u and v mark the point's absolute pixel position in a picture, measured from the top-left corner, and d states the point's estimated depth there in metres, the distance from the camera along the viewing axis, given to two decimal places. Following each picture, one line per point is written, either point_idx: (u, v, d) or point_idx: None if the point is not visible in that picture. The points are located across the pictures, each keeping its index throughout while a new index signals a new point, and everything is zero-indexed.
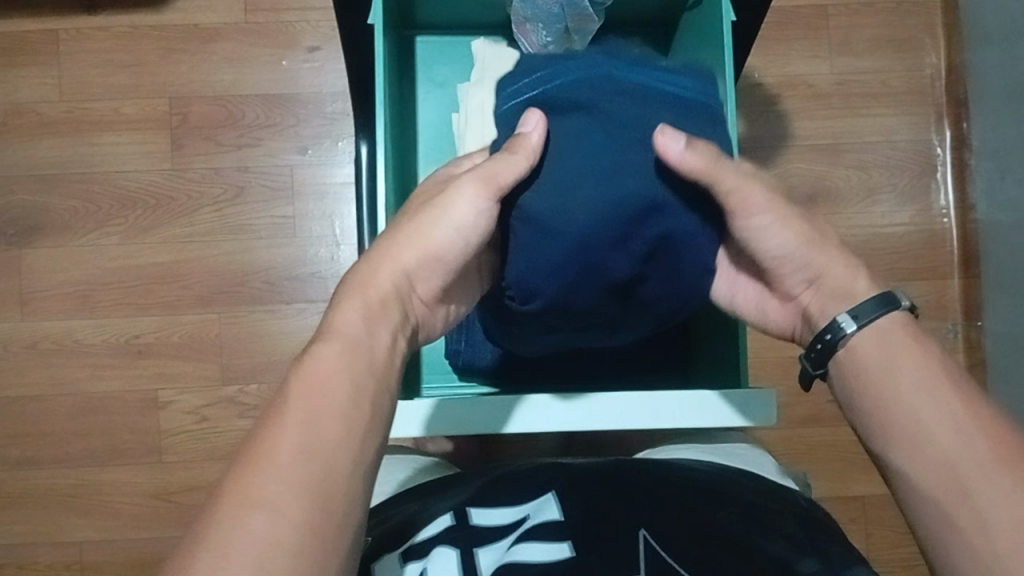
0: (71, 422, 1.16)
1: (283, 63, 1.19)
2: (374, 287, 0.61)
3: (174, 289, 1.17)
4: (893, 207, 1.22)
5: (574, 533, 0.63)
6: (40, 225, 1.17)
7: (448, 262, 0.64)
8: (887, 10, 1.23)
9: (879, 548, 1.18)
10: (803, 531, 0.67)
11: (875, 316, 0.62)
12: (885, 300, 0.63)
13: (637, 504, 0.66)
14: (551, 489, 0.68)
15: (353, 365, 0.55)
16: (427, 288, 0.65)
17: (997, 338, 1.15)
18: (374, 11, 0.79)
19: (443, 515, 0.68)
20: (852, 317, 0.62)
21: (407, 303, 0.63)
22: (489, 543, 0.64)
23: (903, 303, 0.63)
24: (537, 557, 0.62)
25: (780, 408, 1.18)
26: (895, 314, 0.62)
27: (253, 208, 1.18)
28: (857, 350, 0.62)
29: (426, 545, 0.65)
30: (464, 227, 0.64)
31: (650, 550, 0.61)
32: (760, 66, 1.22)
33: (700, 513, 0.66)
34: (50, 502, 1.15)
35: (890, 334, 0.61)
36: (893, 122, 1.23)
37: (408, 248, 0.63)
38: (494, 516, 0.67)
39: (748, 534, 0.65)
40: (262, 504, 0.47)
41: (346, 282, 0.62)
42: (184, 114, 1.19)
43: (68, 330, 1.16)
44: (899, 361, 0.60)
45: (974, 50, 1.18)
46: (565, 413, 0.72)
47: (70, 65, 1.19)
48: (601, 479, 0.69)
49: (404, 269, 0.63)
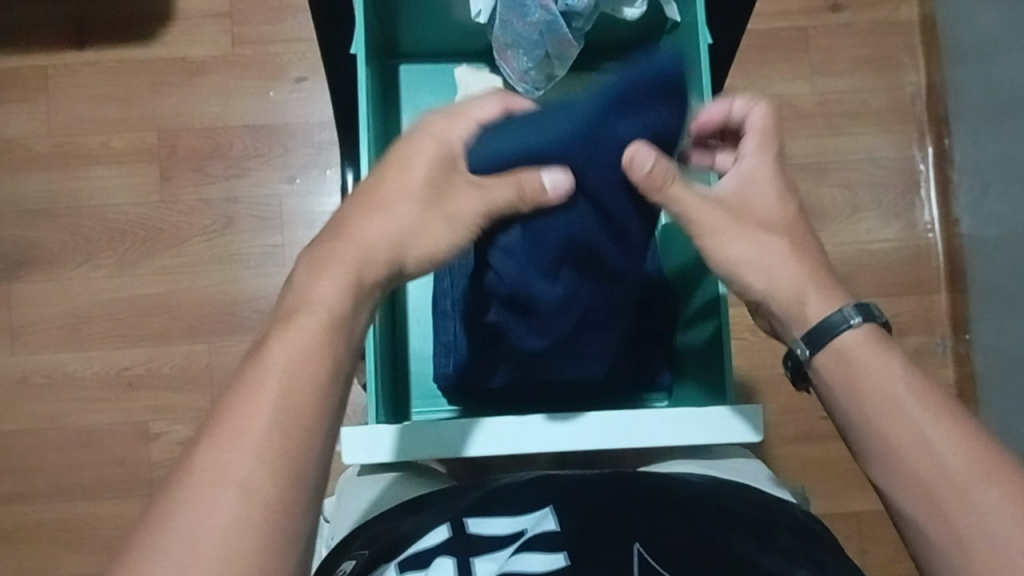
0: (63, 456, 1.15)
1: (271, 94, 1.20)
2: (368, 265, 0.58)
3: (164, 319, 1.17)
4: (879, 224, 1.23)
5: (572, 544, 0.62)
6: (30, 259, 1.18)
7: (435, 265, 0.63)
8: (866, 30, 1.25)
9: (875, 565, 1.17)
10: (800, 544, 0.64)
11: (826, 340, 0.60)
12: (831, 322, 0.60)
13: (640, 511, 0.65)
14: (550, 503, 0.66)
15: (322, 345, 0.52)
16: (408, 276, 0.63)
17: (985, 352, 1.16)
18: (356, 40, 0.80)
19: (441, 524, 0.66)
20: (805, 343, 0.61)
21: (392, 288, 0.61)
22: (487, 552, 0.63)
23: (855, 321, 0.60)
24: (535, 568, 0.60)
25: (771, 426, 1.19)
26: (847, 335, 0.60)
27: (242, 238, 1.18)
28: (820, 376, 0.61)
29: (424, 555, 0.64)
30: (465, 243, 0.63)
31: (643, 563, 0.61)
32: (743, 87, 1.23)
33: (695, 523, 0.64)
34: (41, 537, 1.14)
35: (850, 355, 0.59)
36: (875, 140, 1.24)
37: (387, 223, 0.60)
38: (492, 525, 0.65)
39: (737, 542, 0.63)
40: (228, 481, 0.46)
41: (335, 254, 0.57)
42: (173, 146, 1.19)
43: (59, 363, 1.16)
44: (872, 379, 0.58)
45: (952, 68, 1.19)
46: (545, 429, 0.73)
47: (58, 100, 1.20)
48: (597, 491, 0.67)
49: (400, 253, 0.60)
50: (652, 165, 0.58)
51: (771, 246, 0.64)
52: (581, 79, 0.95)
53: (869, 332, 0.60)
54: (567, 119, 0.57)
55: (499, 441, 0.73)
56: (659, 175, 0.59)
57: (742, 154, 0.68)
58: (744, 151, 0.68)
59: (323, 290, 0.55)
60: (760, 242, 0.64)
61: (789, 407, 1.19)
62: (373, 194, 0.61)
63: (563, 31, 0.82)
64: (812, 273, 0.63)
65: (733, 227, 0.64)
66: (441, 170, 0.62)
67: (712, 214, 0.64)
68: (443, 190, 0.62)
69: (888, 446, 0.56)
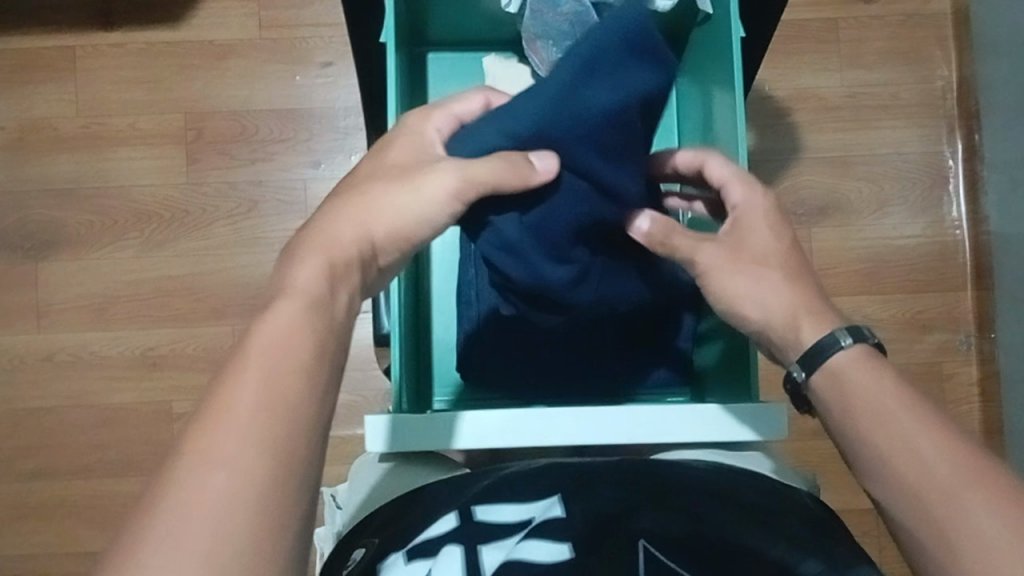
0: (87, 434, 1.17)
1: (297, 78, 1.21)
2: (337, 246, 0.56)
3: (189, 301, 1.18)
4: (905, 220, 1.22)
5: (576, 533, 0.59)
6: (57, 239, 1.19)
7: (413, 242, 0.60)
8: (897, 22, 1.24)
9: (892, 562, 1.17)
10: (811, 533, 0.63)
11: (819, 361, 0.58)
12: (822, 345, 0.58)
13: (651, 505, 0.63)
14: (558, 492, 0.64)
15: (313, 324, 0.50)
16: (391, 261, 0.60)
17: (1011, 351, 1.14)
18: (387, 29, 0.80)
19: (449, 513, 0.65)
20: (800, 367, 0.59)
21: (367, 268, 0.57)
22: (494, 540, 0.61)
23: (846, 342, 0.58)
24: (541, 557, 0.58)
25: (791, 420, 1.18)
26: (840, 356, 0.58)
27: (266, 222, 1.19)
28: (817, 398, 0.59)
29: (433, 543, 0.62)
30: (438, 212, 0.60)
31: (651, 560, 0.58)
32: (770, 79, 1.22)
33: (706, 516, 0.62)
34: (65, 513, 1.16)
35: (843, 372, 0.57)
36: (903, 134, 1.23)
37: (360, 207, 0.59)
38: (501, 514, 0.64)
39: (751, 536, 0.61)
40: (221, 461, 0.42)
41: (303, 239, 0.56)
42: (199, 129, 1.20)
43: (85, 342, 1.18)
44: (867, 391, 0.55)
45: (985, 62, 1.18)
46: (564, 418, 0.73)
47: (87, 81, 1.21)
48: (607, 480, 0.65)
49: (371, 235, 0.58)
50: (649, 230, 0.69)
51: (765, 274, 0.63)
52: None
53: (862, 351, 0.57)
54: (539, 94, 0.63)
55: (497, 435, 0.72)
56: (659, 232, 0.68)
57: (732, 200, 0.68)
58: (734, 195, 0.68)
59: (304, 275, 0.52)
60: (759, 277, 0.63)
61: None
62: (347, 188, 0.62)
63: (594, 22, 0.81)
64: (804, 293, 0.63)
65: (734, 265, 0.65)
66: (413, 158, 0.63)
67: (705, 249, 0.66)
68: (412, 168, 0.62)
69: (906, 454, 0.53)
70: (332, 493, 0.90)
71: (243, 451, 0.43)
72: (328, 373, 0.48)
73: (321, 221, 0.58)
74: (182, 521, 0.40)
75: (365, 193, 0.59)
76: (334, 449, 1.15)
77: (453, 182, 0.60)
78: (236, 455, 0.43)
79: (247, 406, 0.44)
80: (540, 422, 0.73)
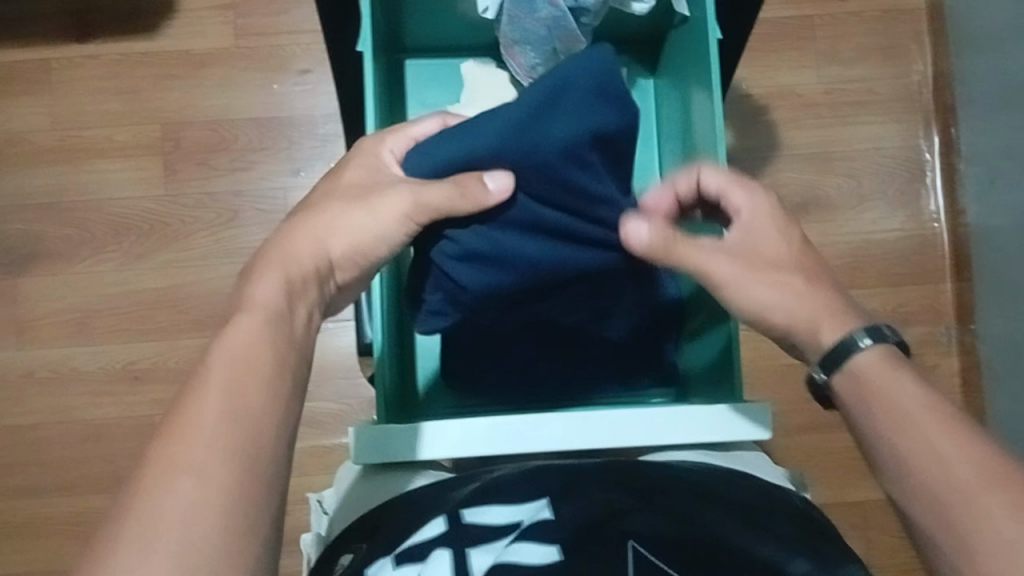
0: (71, 450, 1.16)
1: (275, 86, 1.20)
2: (295, 259, 0.60)
3: (171, 313, 1.17)
4: (884, 214, 1.23)
5: (564, 535, 0.61)
6: (36, 253, 1.18)
7: (368, 261, 0.65)
8: (872, 18, 1.25)
9: (879, 554, 1.18)
10: (799, 530, 0.63)
11: (842, 362, 0.58)
12: (843, 346, 0.58)
13: (639, 504, 0.62)
14: (547, 493, 0.64)
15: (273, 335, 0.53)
16: (347, 275, 0.65)
17: (991, 341, 1.16)
18: (364, 37, 0.80)
19: (437, 515, 0.65)
20: (822, 369, 0.59)
21: (324, 282, 0.62)
22: (483, 543, 0.62)
23: (866, 343, 0.58)
24: (526, 560, 0.60)
25: (776, 416, 1.19)
26: (862, 357, 0.57)
27: (247, 231, 1.18)
28: (838, 397, 0.58)
29: (422, 548, 0.62)
30: (388, 234, 0.65)
31: (638, 558, 0.60)
32: (748, 77, 1.23)
33: (691, 513, 0.63)
34: (49, 530, 1.15)
35: (863, 373, 0.57)
36: (881, 129, 1.24)
37: (311, 226, 0.63)
38: (490, 515, 0.64)
39: (734, 533, 0.61)
40: (186, 466, 0.44)
41: (263, 254, 0.61)
42: (177, 139, 1.19)
43: (66, 357, 1.17)
44: (880, 390, 0.55)
45: (959, 56, 1.19)
46: (545, 425, 0.74)
47: (62, 94, 1.19)
48: (597, 476, 0.65)
49: (326, 251, 0.63)
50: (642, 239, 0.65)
51: (787, 275, 0.64)
52: None
53: (883, 352, 0.57)
54: (495, 124, 0.64)
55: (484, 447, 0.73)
56: (660, 240, 0.65)
57: (737, 203, 0.69)
58: (738, 199, 0.69)
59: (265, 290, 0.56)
60: (777, 281, 0.64)
61: (795, 398, 1.19)
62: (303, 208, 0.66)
63: (572, 26, 0.81)
64: (826, 296, 0.62)
65: (752, 274, 0.64)
66: (370, 180, 0.67)
67: (686, 250, 0.65)
68: (368, 190, 0.66)
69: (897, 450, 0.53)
70: (317, 497, 0.89)
71: (207, 455, 0.45)
72: (290, 380, 0.51)
73: (280, 237, 0.62)
74: (153, 522, 0.42)
75: (315, 211, 0.65)
76: (321, 458, 1.14)
77: (399, 203, 0.64)
78: (203, 459, 0.45)
79: (212, 416, 0.47)
80: (526, 431, 0.73)
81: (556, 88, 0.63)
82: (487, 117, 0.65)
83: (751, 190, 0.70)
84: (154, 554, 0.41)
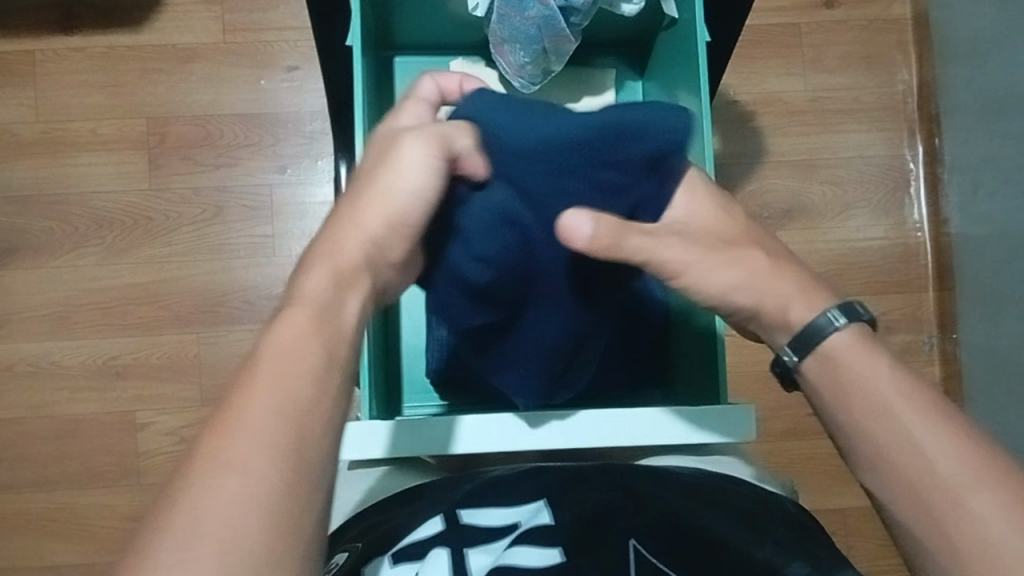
0: (50, 446, 1.14)
1: (262, 82, 1.19)
2: (343, 252, 0.58)
3: (153, 309, 1.16)
4: (869, 221, 1.24)
5: (566, 538, 0.60)
6: (16, 246, 1.17)
7: (409, 225, 0.61)
8: (858, 27, 1.26)
9: (861, 560, 1.18)
10: (791, 535, 0.63)
11: (813, 343, 0.59)
12: (816, 326, 0.59)
13: (634, 509, 0.63)
14: (544, 496, 0.64)
15: (320, 330, 0.51)
16: (399, 254, 0.61)
17: (971, 350, 1.17)
18: (353, 32, 0.80)
19: (433, 517, 0.64)
20: (792, 350, 0.60)
21: (377, 268, 0.60)
22: (482, 544, 0.61)
23: (840, 323, 0.59)
24: (529, 563, 0.58)
25: (760, 422, 1.19)
26: (837, 337, 0.58)
27: (232, 228, 1.18)
28: (809, 379, 0.59)
29: (418, 547, 0.62)
30: (419, 185, 0.61)
31: (640, 559, 0.59)
32: (735, 83, 1.24)
33: (688, 514, 0.63)
34: (26, 527, 1.13)
35: (837, 355, 0.58)
36: (866, 137, 1.25)
37: (349, 217, 0.60)
38: (487, 517, 0.63)
39: (736, 535, 0.61)
40: (234, 466, 0.43)
41: (311, 250, 0.58)
42: (162, 134, 1.18)
43: (45, 352, 1.15)
44: (856, 374, 0.56)
45: (944, 67, 1.20)
46: (535, 426, 0.73)
47: (45, 86, 1.18)
48: (591, 483, 0.65)
49: (366, 231, 0.59)
50: (599, 221, 0.58)
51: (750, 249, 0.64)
52: (578, 76, 0.94)
53: (856, 331, 0.58)
54: (566, 123, 0.58)
55: (490, 439, 0.73)
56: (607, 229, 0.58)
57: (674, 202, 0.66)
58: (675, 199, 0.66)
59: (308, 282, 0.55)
60: (744, 262, 0.63)
61: (780, 403, 1.20)
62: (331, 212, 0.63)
63: (561, 26, 0.81)
64: (800, 278, 0.63)
65: (710, 257, 0.63)
66: (385, 139, 0.63)
67: (637, 237, 0.60)
68: (383, 152, 0.63)
69: (890, 451, 0.53)
70: None
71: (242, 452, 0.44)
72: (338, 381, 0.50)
73: (327, 234, 0.60)
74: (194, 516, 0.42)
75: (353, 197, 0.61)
76: None
77: (424, 146, 0.61)
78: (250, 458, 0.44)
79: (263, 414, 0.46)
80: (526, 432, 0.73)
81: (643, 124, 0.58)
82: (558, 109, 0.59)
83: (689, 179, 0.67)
84: (197, 552, 0.40)
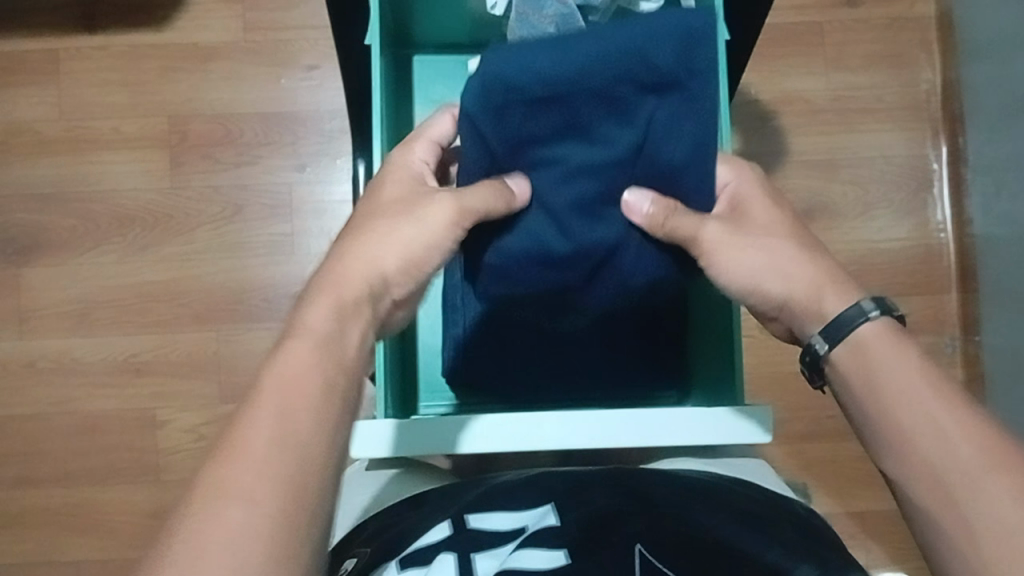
0: (69, 441, 1.16)
1: (281, 81, 1.20)
2: (347, 284, 0.59)
3: (171, 307, 1.17)
4: (891, 222, 1.22)
5: (571, 540, 0.59)
6: (39, 243, 1.18)
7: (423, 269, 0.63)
8: (882, 26, 1.24)
9: (882, 565, 1.17)
10: (805, 542, 0.62)
11: (844, 334, 0.60)
12: (847, 318, 0.60)
13: (639, 512, 0.62)
14: (551, 501, 0.64)
15: (323, 358, 0.53)
16: (400, 293, 0.63)
17: (995, 353, 1.15)
18: (371, 30, 0.80)
19: (442, 522, 0.64)
20: (823, 338, 0.60)
21: (378, 304, 0.61)
22: (488, 549, 0.60)
23: (873, 314, 0.59)
24: (534, 565, 0.58)
25: (779, 423, 1.19)
26: (867, 327, 0.59)
27: (251, 227, 1.18)
28: (840, 369, 0.60)
29: (426, 553, 0.61)
30: (439, 237, 0.63)
31: (645, 562, 0.58)
32: (755, 82, 1.23)
33: (697, 517, 0.62)
34: (47, 521, 1.15)
35: (866, 346, 0.59)
36: (888, 138, 1.23)
37: (368, 249, 0.61)
38: (494, 521, 0.63)
39: (743, 538, 0.61)
40: (244, 461, 0.46)
41: (316, 282, 0.59)
42: (182, 133, 1.19)
43: (67, 348, 1.16)
44: (882, 368, 0.57)
45: (969, 66, 1.18)
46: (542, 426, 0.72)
47: (69, 85, 1.20)
48: (600, 489, 0.65)
49: (378, 268, 0.61)
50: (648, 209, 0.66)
51: (780, 246, 0.65)
52: None
53: (886, 324, 0.59)
54: (612, 44, 0.57)
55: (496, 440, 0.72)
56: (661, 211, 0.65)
57: (721, 179, 0.70)
58: (721, 175, 0.70)
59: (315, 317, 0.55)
60: (770, 245, 0.66)
61: (797, 405, 1.19)
62: (353, 227, 0.64)
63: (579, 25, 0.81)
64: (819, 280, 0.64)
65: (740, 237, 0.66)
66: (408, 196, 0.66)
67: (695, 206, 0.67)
68: (406, 203, 0.65)
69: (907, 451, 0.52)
70: None
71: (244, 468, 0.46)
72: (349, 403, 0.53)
73: (329, 267, 0.60)
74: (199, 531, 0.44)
75: (366, 231, 0.63)
76: None
77: (484, 201, 0.64)
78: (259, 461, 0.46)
79: (272, 431, 0.48)
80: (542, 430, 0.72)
81: (642, 29, 0.58)
82: (554, 45, 0.58)
83: (738, 167, 0.71)
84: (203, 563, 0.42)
